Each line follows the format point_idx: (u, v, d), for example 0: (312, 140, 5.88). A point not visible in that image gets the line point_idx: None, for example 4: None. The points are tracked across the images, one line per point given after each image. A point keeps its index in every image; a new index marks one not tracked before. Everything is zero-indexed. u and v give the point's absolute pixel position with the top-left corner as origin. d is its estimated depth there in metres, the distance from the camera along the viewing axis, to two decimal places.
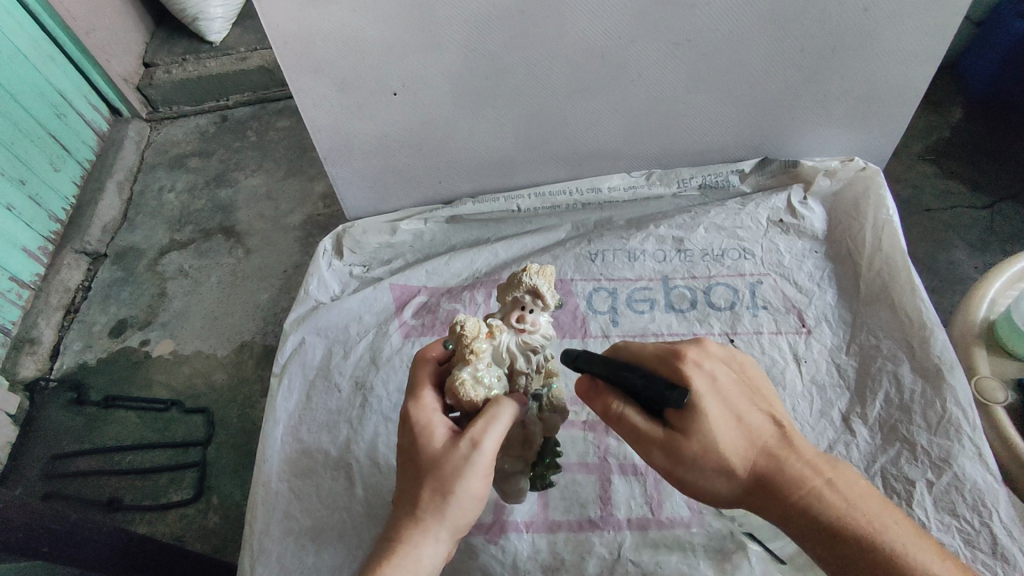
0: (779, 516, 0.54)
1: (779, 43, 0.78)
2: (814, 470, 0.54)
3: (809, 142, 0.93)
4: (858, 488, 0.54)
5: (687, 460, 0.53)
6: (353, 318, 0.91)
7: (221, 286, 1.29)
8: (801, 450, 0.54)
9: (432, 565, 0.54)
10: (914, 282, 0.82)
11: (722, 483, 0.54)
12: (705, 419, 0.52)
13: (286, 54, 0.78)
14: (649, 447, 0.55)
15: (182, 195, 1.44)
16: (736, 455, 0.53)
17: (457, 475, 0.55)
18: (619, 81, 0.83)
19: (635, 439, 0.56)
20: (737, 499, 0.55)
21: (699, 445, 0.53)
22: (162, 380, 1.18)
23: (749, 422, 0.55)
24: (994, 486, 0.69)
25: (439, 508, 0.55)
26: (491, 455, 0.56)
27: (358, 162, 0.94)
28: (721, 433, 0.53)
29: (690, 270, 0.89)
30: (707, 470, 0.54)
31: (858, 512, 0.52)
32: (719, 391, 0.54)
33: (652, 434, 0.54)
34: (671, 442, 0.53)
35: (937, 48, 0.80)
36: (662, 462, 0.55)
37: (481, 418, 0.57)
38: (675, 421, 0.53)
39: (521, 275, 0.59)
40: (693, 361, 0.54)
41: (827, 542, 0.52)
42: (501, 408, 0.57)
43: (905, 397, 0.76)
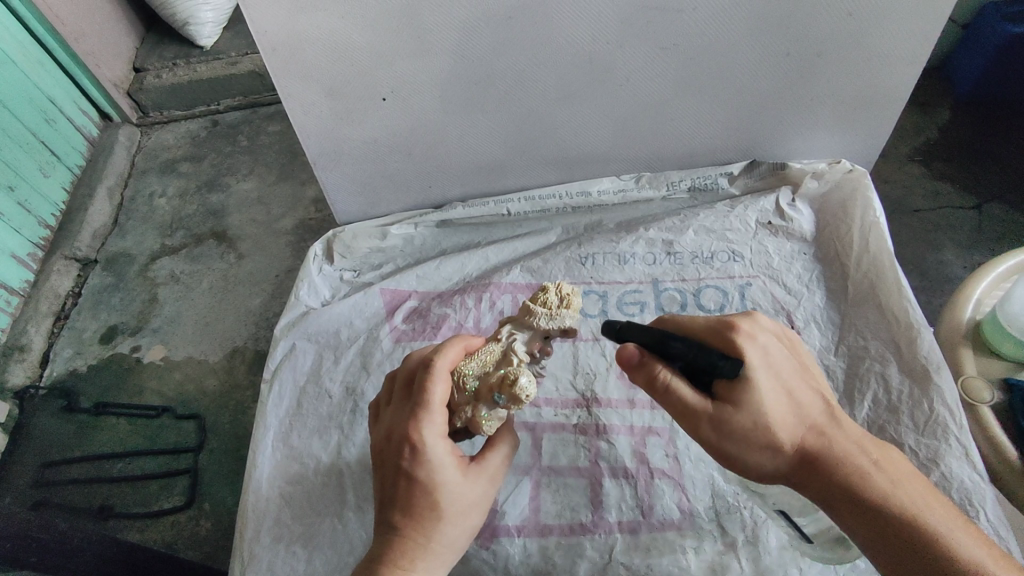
0: (820, 494, 0.55)
1: (765, 47, 0.79)
2: (860, 450, 0.54)
3: (797, 144, 0.94)
4: (904, 469, 0.55)
5: (737, 432, 0.54)
6: (343, 323, 0.90)
7: (212, 291, 1.29)
8: (848, 428, 0.55)
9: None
10: (901, 283, 0.82)
11: (769, 458, 0.55)
12: (757, 392, 0.53)
13: (275, 60, 0.78)
14: (696, 420, 0.55)
15: (173, 200, 1.44)
16: (785, 429, 0.54)
17: (472, 511, 0.59)
18: (608, 85, 0.83)
19: (682, 412, 0.56)
20: (781, 474, 0.56)
21: (749, 418, 0.53)
22: (154, 386, 1.17)
23: (799, 397, 0.55)
24: (980, 485, 0.70)
25: (452, 539, 0.58)
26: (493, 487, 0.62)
27: (348, 167, 0.94)
28: (771, 407, 0.54)
29: (680, 272, 0.90)
30: (756, 445, 0.54)
31: (907, 493, 0.53)
32: (771, 365, 0.55)
33: (699, 406, 0.54)
34: (721, 413, 0.54)
35: (922, 51, 0.80)
36: (709, 436, 0.55)
37: (498, 456, 0.61)
38: (724, 393, 0.54)
39: (569, 318, 0.64)
40: (747, 333, 0.56)
41: (872, 523, 0.53)
42: (512, 445, 0.63)
43: (893, 397, 0.77)
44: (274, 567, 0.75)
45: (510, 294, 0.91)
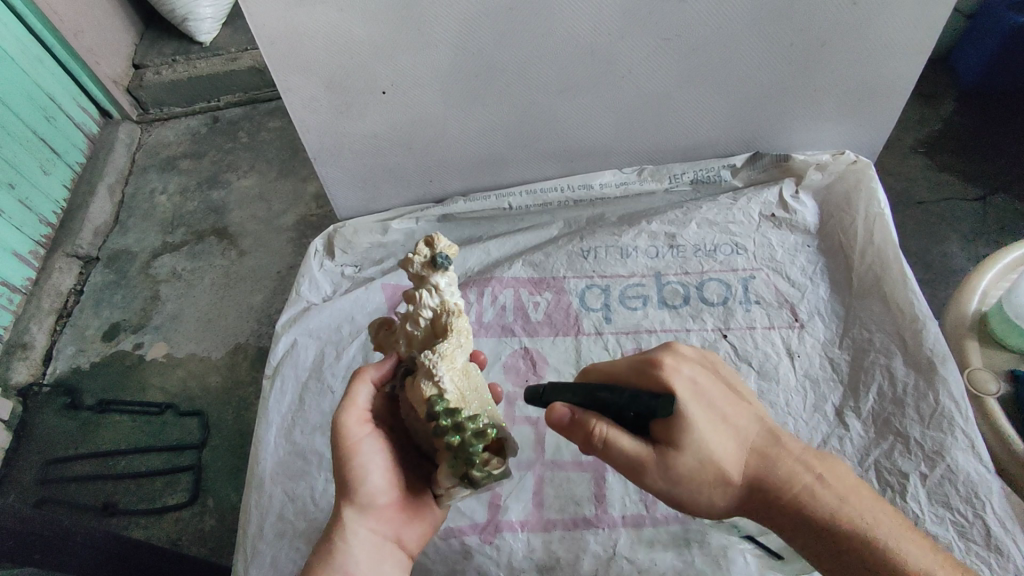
0: (772, 519, 0.55)
1: (768, 38, 0.78)
2: (804, 466, 0.55)
3: (801, 136, 0.93)
4: (849, 480, 0.56)
5: (685, 475, 0.52)
6: (344, 318, 0.90)
7: (214, 288, 1.28)
8: (789, 446, 0.56)
9: (350, 547, 0.57)
10: (905, 274, 0.82)
11: (719, 493, 0.54)
12: (697, 429, 0.52)
13: (273, 54, 0.77)
14: (642, 470, 0.52)
15: (174, 197, 1.43)
16: (731, 462, 0.53)
17: (337, 461, 0.59)
18: (609, 77, 0.82)
19: (626, 463, 0.53)
20: (735, 506, 0.55)
21: (695, 458, 0.52)
22: (157, 383, 1.17)
23: (735, 427, 0.55)
24: (986, 477, 0.70)
25: (341, 496, 0.59)
26: (360, 430, 0.60)
27: (348, 162, 0.93)
28: (714, 441, 0.53)
29: (683, 266, 0.89)
30: (705, 483, 0.53)
31: (852, 505, 0.54)
32: (703, 398, 0.54)
33: (643, 455, 0.52)
34: (667, 461, 0.52)
35: (926, 40, 0.80)
36: (657, 484, 0.53)
37: (342, 403, 0.61)
38: (664, 436, 0.52)
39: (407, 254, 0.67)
40: (672, 370, 0.54)
41: (824, 540, 0.53)
42: (359, 386, 0.62)
43: (898, 389, 0.77)
44: (278, 563, 0.75)
45: (512, 289, 0.90)
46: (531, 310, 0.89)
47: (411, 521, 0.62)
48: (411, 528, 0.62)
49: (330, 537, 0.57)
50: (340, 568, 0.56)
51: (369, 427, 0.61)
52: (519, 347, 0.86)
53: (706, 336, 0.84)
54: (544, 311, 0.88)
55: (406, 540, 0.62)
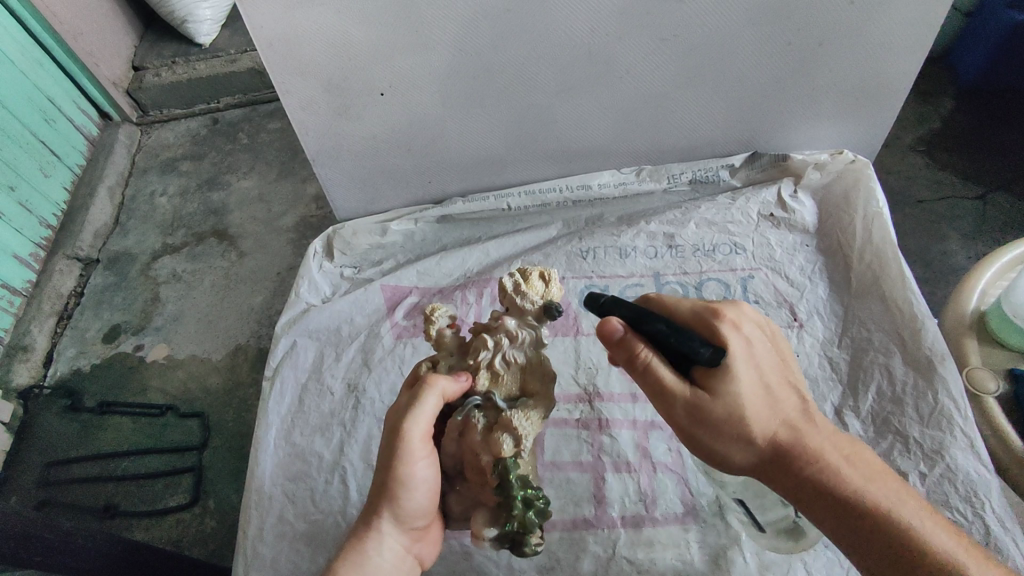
0: (790, 487, 0.55)
1: (765, 38, 0.79)
2: (833, 446, 0.54)
3: (799, 136, 0.93)
4: (876, 467, 0.55)
5: (711, 420, 0.53)
6: (344, 320, 0.90)
7: (214, 289, 1.29)
8: (822, 423, 0.55)
9: (381, 562, 0.57)
10: (904, 274, 0.82)
11: (740, 449, 0.55)
12: (736, 382, 0.53)
13: (272, 56, 0.77)
14: (671, 404, 0.54)
15: (174, 199, 1.44)
16: (763, 422, 0.54)
17: (389, 472, 0.57)
18: (607, 78, 0.82)
19: (657, 394, 0.55)
20: (753, 466, 0.56)
21: (726, 408, 0.53)
22: (158, 385, 1.17)
23: (776, 392, 0.55)
24: (985, 476, 0.70)
25: (382, 505, 0.58)
26: (422, 448, 0.58)
27: (347, 163, 0.93)
28: (750, 398, 0.53)
29: (682, 266, 0.89)
30: (730, 434, 0.54)
31: (877, 488, 0.53)
32: (751, 355, 0.54)
33: (677, 392, 0.53)
34: (698, 402, 0.53)
35: (924, 39, 0.79)
36: (683, 422, 0.55)
37: (408, 411, 0.57)
38: (703, 381, 0.53)
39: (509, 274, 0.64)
40: (731, 322, 0.55)
41: (839, 516, 0.53)
42: (428, 397, 0.58)
43: (897, 388, 0.77)
44: (279, 564, 0.75)
45: None
46: None
47: (433, 538, 0.63)
48: (431, 545, 0.63)
49: (362, 545, 0.57)
50: None
51: (427, 443, 0.59)
52: None
53: None
54: None
55: (425, 558, 0.62)
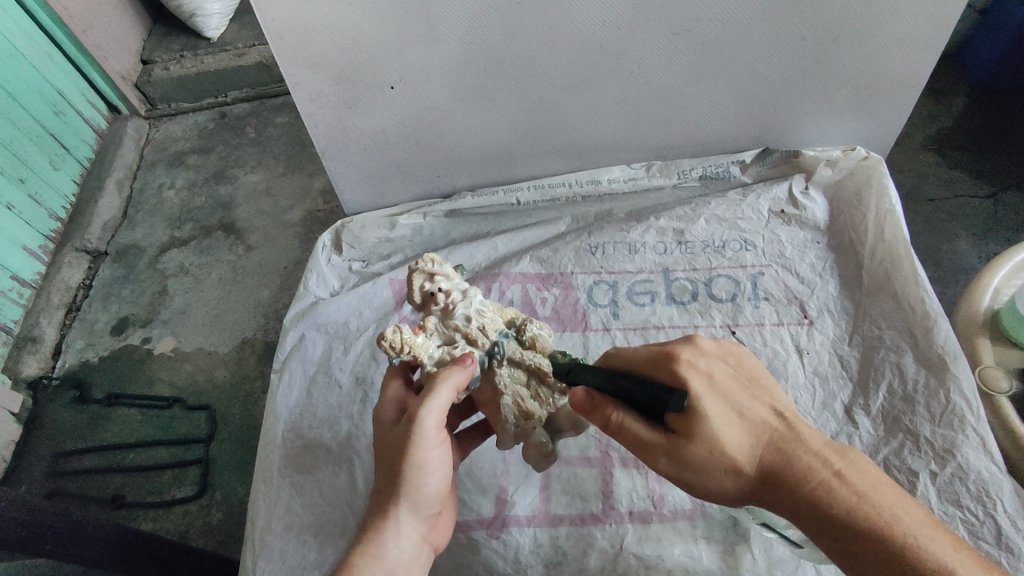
0: (792, 515, 0.54)
1: (778, 33, 0.78)
2: (824, 463, 0.53)
3: (811, 132, 0.92)
4: (872, 478, 0.53)
5: (694, 463, 0.54)
6: (352, 313, 0.90)
7: (221, 283, 1.29)
8: (809, 441, 0.54)
9: (399, 553, 0.56)
10: (917, 271, 0.81)
11: (731, 486, 0.54)
12: (707, 421, 0.53)
13: (282, 48, 0.77)
14: (653, 455, 0.55)
15: (181, 192, 1.44)
16: (742, 456, 0.54)
17: (407, 462, 0.56)
18: (618, 72, 0.82)
19: (639, 447, 0.56)
20: (750, 500, 0.55)
21: (703, 447, 0.53)
22: (165, 378, 1.18)
23: (751, 420, 0.55)
24: (997, 476, 0.69)
25: (399, 496, 0.57)
26: (436, 437, 0.58)
27: (356, 157, 0.93)
28: (724, 433, 0.53)
29: (691, 262, 0.89)
30: (716, 473, 0.54)
31: (871, 502, 0.52)
32: (717, 389, 0.54)
33: (655, 442, 0.55)
34: (676, 446, 0.54)
35: (940, 35, 0.79)
36: (668, 470, 0.55)
37: (424, 403, 0.57)
38: (676, 426, 0.54)
39: (414, 270, 0.64)
40: (688, 361, 0.55)
41: (839, 537, 0.52)
42: (441, 387, 0.58)
43: (908, 387, 0.76)
44: (286, 557, 0.75)
45: (520, 285, 0.90)
46: (539, 305, 0.88)
47: (443, 524, 0.63)
48: (441, 535, 0.63)
49: (379, 537, 0.56)
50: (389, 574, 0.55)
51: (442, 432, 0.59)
52: None
53: (714, 332, 0.83)
54: (552, 307, 0.88)
55: (438, 544, 0.62)
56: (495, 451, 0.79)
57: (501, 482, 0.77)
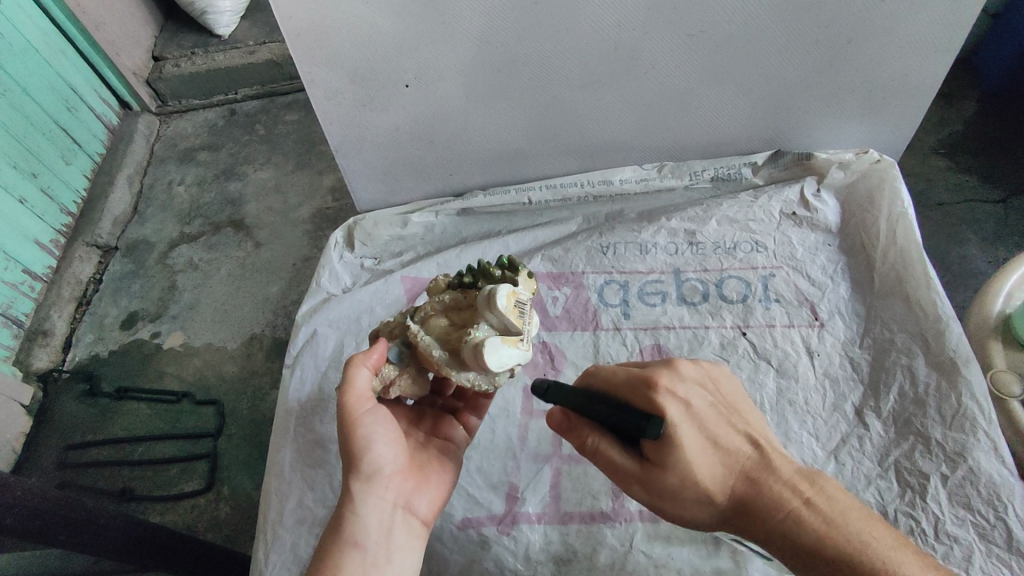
0: (761, 538, 0.56)
1: (792, 36, 0.78)
2: (793, 490, 0.56)
3: (823, 134, 0.92)
4: (840, 504, 0.56)
5: (667, 490, 0.55)
6: (364, 310, 0.91)
7: (231, 279, 1.30)
8: (779, 468, 0.57)
9: (368, 522, 0.59)
10: (929, 275, 0.81)
11: (702, 511, 0.57)
12: (681, 451, 0.54)
13: (298, 47, 0.78)
14: (627, 480, 0.57)
15: (191, 189, 1.45)
16: (714, 484, 0.56)
17: (347, 444, 0.60)
18: (631, 73, 0.82)
19: (614, 472, 0.58)
20: (721, 522, 0.58)
21: (676, 476, 0.55)
22: (174, 372, 1.18)
23: (724, 448, 0.57)
24: (1008, 479, 0.69)
25: (351, 472, 0.60)
26: (365, 409, 0.60)
27: (369, 154, 0.94)
28: (697, 461, 0.55)
29: (702, 263, 0.89)
30: (688, 499, 0.56)
31: (840, 528, 0.54)
32: (692, 418, 0.56)
33: (628, 467, 0.56)
34: (650, 474, 0.55)
35: (954, 39, 0.79)
36: (642, 494, 0.57)
37: (341, 389, 0.61)
38: (650, 454, 0.55)
39: None
40: (666, 389, 0.56)
41: (806, 560, 0.54)
42: (355, 369, 0.61)
43: (920, 390, 0.76)
44: (297, 549, 0.76)
45: None
46: (550, 304, 0.89)
47: (421, 492, 0.64)
48: (422, 500, 0.64)
49: (343, 514, 0.59)
50: (357, 543, 0.58)
51: (374, 403, 0.61)
52: (538, 340, 0.86)
53: (725, 333, 0.84)
54: (563, 306, 0.89)
55: (420, 512, 0.63)
56: (505, 448, 0.79)
57: (511, 479, 0.78)
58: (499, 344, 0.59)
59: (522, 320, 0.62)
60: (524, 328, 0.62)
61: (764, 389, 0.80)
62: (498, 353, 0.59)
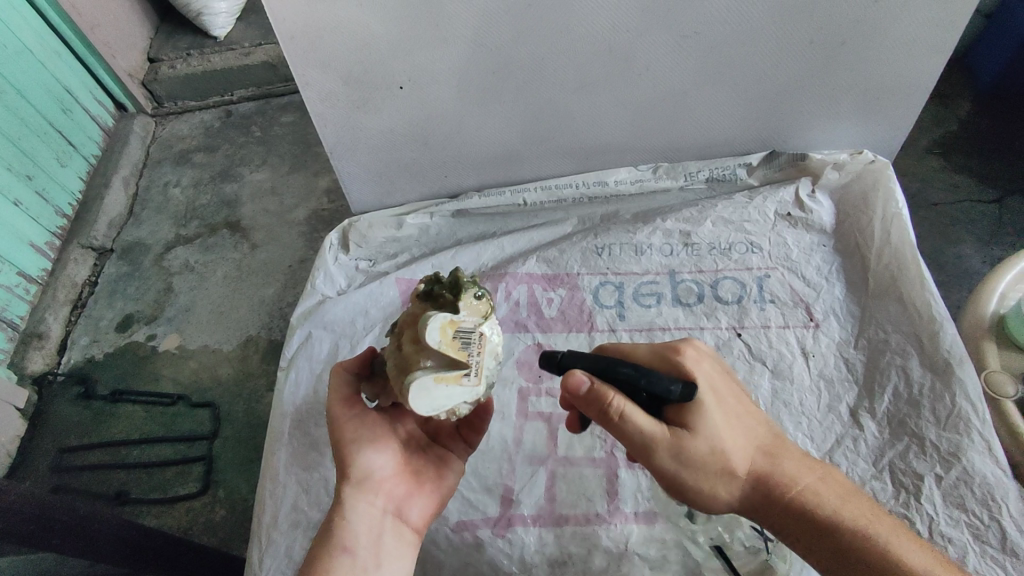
0: (767, 512, 0.58)
1: (786, 38, 0.78)
2: (798, 467, 0.59)
3: (818, 135, 0.92)
4: (836, 483, 0.59)
5: (693, 457, 0.56)
6: (359, 312, 0.91)
7: (226, 281, 1.29)
8: (785, 446, 0.60)
9: (355, 524, 0.59)
10: (923, 275, 0.81)
11: (719, 482, 0.57)
12: (711, 418, 0.56)
13: (293, 49, 0.78)
14: (653, 448, 0.55)
15: (187, 191, 1.44)
16: (736, 454, 0.57)
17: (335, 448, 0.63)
18: (625, 75, 0.82)
19: (636, 441, 0.56)
20: (728, 498, 0.58)
21: (704, 442, 0.56)
22: (169, 375, 1.18)
23: (743, 422, 0.59)
24: (1002, 480, 0.69)
25: (340, 475, 0.62)
26: (349, 413, 0.64)
27: (363, 157, 0.93)
28: (723, 430, 0.56)
29: (697, 264, 0.89)
30: (710, 468, 0.57)
31: (841, 500, 0.58)
32: (717, 389, 0.58)
33: (657, 434, 0.55)
34: (679, 439, 0.55)
35: (948, 40, 0.79)
36: (665, 463, 0.56)
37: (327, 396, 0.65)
38: (680, 420, 0.56)
39: None
40: (692, 360, 0.58)
41: (805, 530, 0.57)
42: (337, 377, 0.66)
43: (914, 390, 0.76)
44: (292, 553, 0.76)
45: (526, 285, 0.90)
46: (545, 306, 0.89)
47: (412, 497, 0.64)
48: (413, 505, 0.64)
49: (332, 516, 0.60)
50: (344, 544, 0.58)
51: (358, 409, 0.65)
52: (532, 342, 0.86)
53: (721, 335, 0.84)
54: (558, 307, 0.88)
55: (411, 516, 0.64)
56: (500, 450, 0.79)
57: (506, 482, 0.78)
58: (430, 385, 0.56)
59: (467, 350, 0.57)
60: (469, 361, 0.57)
61: (759, 390, 0.80)
62: (427, 395, 0.55)
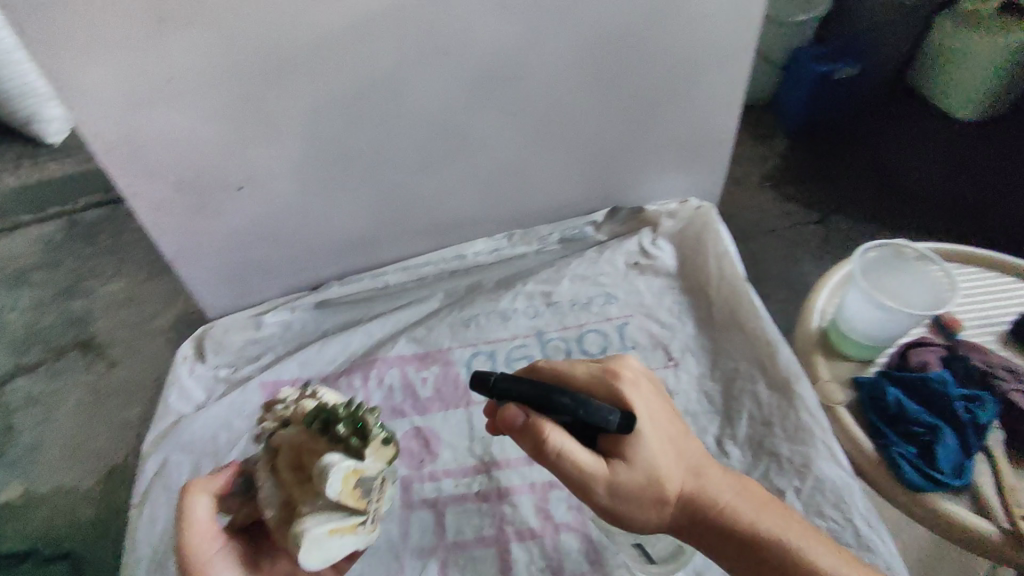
0: (693, 529, 0.61)
1: (600, 107, 0.86)
2: (721, 481, 0.62)
3: (649, 189, 1.01)
4: (752, 492, 0.63)
5: (628, 485, 0.56)
6: (221, 426, 0.85)
7: (80, 408, 1.16)
8: (709, 462, 0.63)
9: None
10: (754, 304, 0.90)
11: (652, 506, 0.59)
12: (645, 446, 0.57)
13: (112, 159, 0.73)
14: (592, 480, 0.55)
15: (25, 313, 1.30)
16: (669, 477, 0.59)
17: None
18: (464, 155, 0.86)
19: (575, 475, 0.56)
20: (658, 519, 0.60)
21: (640, 469, 0.57)
22: (11, 529, 1.03)
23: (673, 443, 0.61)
24: (848, 482, 0.76)
25: None
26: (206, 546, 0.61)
27: (210, 261, 0.89)
28: (657, 455, 0.58)
29: (561, 321, 0.92)
30: (644, 494, 0.58)
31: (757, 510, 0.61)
32: (650, 414, 0.59)
33: (596, 466, 0.55)
34: (616, 469, 0.56)
35: (735, 98, 0.91)
36: (602, 493, 0.56)
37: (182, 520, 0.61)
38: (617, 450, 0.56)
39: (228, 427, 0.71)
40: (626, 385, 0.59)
41: (726, 544, 0.60)
42: (196, 501, 0.62)
43: (765, 412, 0.83)
44: None
45: (397, 368, 0.89)
46: (420, 386, 0.87)
47: None
48: None
49: None
50: None
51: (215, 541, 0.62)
52: (411, 426, 0.84)
53: None
54: (434, 386, 0.87)
55: None
56: (385, 548, 0.75)
57: None
58: (322, 538, 0.55)
59: (365, 499, 0.57)
60: (367, 508, 0.57)
61: None
62: (317, 549, 0.55)
